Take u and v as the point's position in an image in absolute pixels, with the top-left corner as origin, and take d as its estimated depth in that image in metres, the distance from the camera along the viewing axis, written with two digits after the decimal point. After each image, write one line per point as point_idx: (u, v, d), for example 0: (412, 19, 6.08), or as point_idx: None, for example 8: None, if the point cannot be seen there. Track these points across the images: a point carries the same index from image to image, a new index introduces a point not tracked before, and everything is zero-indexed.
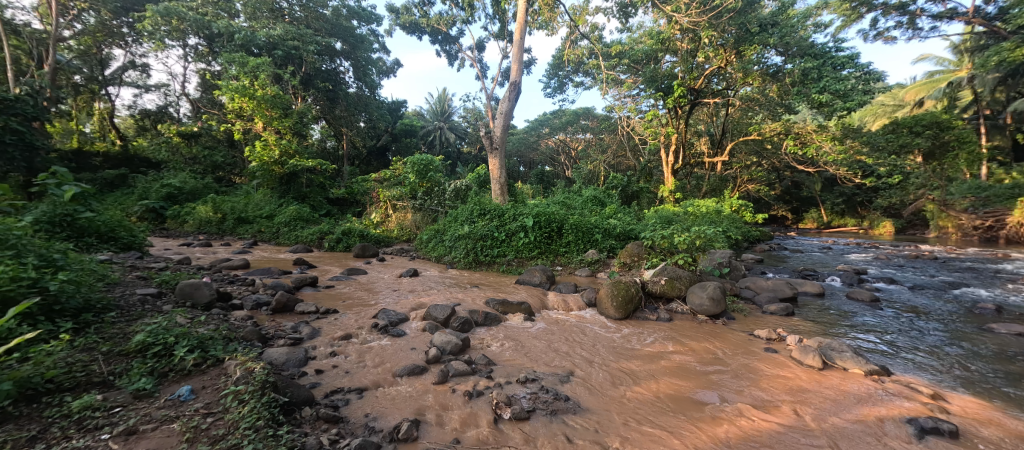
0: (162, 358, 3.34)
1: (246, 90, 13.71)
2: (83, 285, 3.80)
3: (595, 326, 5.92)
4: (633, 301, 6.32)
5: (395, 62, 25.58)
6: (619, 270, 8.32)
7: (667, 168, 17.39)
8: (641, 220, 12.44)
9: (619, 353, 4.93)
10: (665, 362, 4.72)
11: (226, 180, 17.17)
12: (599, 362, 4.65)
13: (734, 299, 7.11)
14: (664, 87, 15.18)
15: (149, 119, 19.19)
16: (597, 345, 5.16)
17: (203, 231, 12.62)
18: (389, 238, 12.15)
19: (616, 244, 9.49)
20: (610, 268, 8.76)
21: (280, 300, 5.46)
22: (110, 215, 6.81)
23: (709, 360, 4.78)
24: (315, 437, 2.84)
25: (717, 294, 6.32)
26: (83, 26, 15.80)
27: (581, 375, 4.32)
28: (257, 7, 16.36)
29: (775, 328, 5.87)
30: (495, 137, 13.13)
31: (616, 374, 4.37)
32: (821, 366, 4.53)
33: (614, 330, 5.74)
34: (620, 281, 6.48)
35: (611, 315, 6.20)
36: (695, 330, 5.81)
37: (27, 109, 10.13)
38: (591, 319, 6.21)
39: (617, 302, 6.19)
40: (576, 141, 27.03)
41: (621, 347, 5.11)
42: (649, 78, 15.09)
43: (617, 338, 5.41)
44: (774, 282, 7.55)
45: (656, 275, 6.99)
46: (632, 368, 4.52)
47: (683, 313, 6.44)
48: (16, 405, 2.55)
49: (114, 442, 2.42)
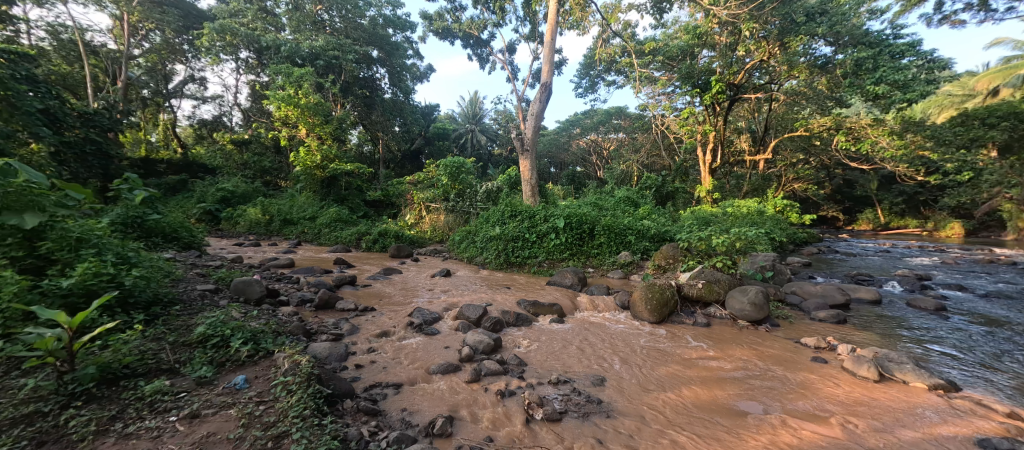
0: (220, 349, 3.62)
1: (291, 99, 14.50)
2: (153, 281, 4.18)
3: (629, 329, 5.84)
4: (668, 305, 6.19)
5: (428, 68, 26.19)
6: (654, 273, 8.16)
7: (705, 167, 16.84)
8: (676, 221, 12.10)
9: (654, 358, 4.84)
10: (702, 368, 4.60)
11: (273, 184, 18.19)
12: (633, 367, 4.58)
13: (778, 305, 6.81)
14: (701, 83, 14.25)
15: (205, 128, 20.66)
16: (632, 349, 5.09)
17: (253, 231, 13.46)
18: (423, 239, 12.46)
19: (650, 246, 9.28)
20: (644, 270, 8.62)
21: (323, 297, 5.75)
22: (173, 217, 7.41)
23: (748, 367, 4.62)
24: (357, 429, 2.99)
25: (759, 299, 6.08)
26: (150, 45, 17.20)
27: (615, 378, 4.30)
28: (301, 20, 17.17)
29: (824, 336, 5.59)
30: (527, 139, 13.17)
31: (652, 379, 4.31)
32: (877, 377, 4.26)
33: (649, 334, 5.65)
34: (654, 284, 6.36)
35: (645, 318, 6.11)
36: (734, 336, 5.62)
37: (104, 121, 11.20)
38: (624, 322, 6.13)
39: (652, 305, 6.08)
40: (608, 142, 26.59)
41: (658, 352, 5.03)
42: (684, 75, 14.16)
43: (652, 343, 5.34)
44: (823, 287, 7.19)
45: (693, 277, 6.81)
46: (668, 374, 4.44)
47: (722, 318, 6.25)
48: (100, 387, 2.84)
49: (181, 425, 2.66)
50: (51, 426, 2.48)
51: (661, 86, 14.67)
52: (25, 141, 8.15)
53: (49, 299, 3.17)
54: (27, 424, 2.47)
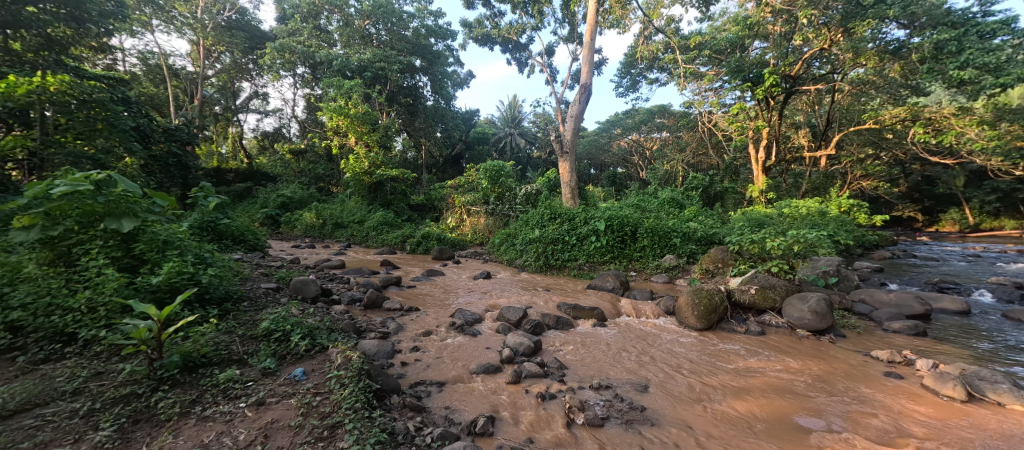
0: (282, 343, 3.93)
1: (342, 110, 15.39)
2: (225, 280, 4.61)
3: (674, 335, 5.68)
4: (717, 311, 5.95)
5: (468, 74, 26.78)
6: (701, 277, 7.89)
7: (757, 165, 15.96)
8: (725, 223, 11.56)
9: (702, 367, 4.68)
10: (754, 378, 4.40)
11: (326, 190, 19.30)
12: (680, 375, 4.46)
13: (843, 313, 6.33)
14: (753, 77, 13.47)
15: (267, 139, 22.34)
16: (678, 356, 4.95)
17: (309, 234, 14.42)
18: (464, 241, 12.73)
19: (697, 249, 8.94)
20: (690, 274, 8.32)
21: (371, 297, 6.05)
22: (241, 222, 8.12)
23: (806, 381, 4.35)
24: (404, 423, 3.14)
25: (821, 308, 5.69)
26: (221, 66, 18.94)
27: (659, 385, 4.21)
28: (351, 35, 18.13)
29: (899, 349, 5.13)
30: (566, 141, 13.17)
31: (700, 388, 4.19)
32: (963, 398, 3.88)
33: (695, 341, 5.47)
34: (702, 289, 6.15)
35: (693, 325, 5.90)
36: (792, 346, 5.31)
37: (182, 136, 12.49)
38: (669, 328, 5.97)
39: (700, 312, 5.88)
40: (652, 141, 25.80)
41: (707, 360, 4.86)
42: (733, 69, 13.40)
43: (701, 350, 5.16)
44: (897, 295, 6.61)
45: (745, 283, 6.51)
46: (717, 383, 4.29)
47: (778, 326, 5.92)
48: (183, 374, 3.16)
49: (250, 410, 2.91)
50: (144, 406, 2.79)
51: (708, 82, 14.11)
52: (121, 155, 9.26)
53: (142, 294, 3.58)
54: (125, 403, 2.78)
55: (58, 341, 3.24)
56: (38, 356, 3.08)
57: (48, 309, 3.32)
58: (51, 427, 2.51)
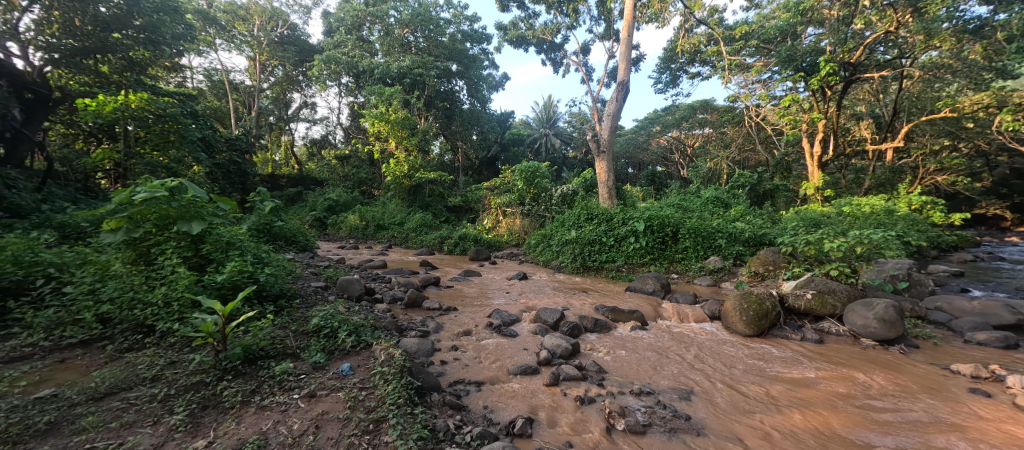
0: (330, 339, 4.15)
1: (383, 116, 16.00)
2: (279, 278, 4.93)
3: (721, 341, 5.46)
4: (768, 317, 5.66)
5: (504, 76, 27.05)
6: (750, 280, 7.53)
7: (812, 161, 15.00)
8: (776, 223, 10.92)
9: (752, 376, 4.47)
10: (810, 390, 4.14)
11: (369, 193, 20.06)
12: (727, 384, 4.28)
13: (916, 322, 5.81)
14: (806, 66, 12.68)
15: (315, 146, 23.63)
16: (725, 364, 4.75)
17: (353, 235, 15.11)
18: (501, 243, 12.85)
19: (745, 251, 8.51)
20: (737, 277, 7.95)
21: (412, 296, 6.25)
22: (292, 224, 8.66)
23: (869, 395, 4.05)
24: (444, 421, 3.22)
25: (889, 316, 5.26)
26: (274, 79, 20.27)
27: (703, 393, 4.08)
28: (391, 44, 18.80)
29: (985, 363, 4.65)
30: (603, 140, 13.02)
31: (748, 397, 4.00)
32: None
33: (743, 348, 5.23)
34: (751, 294, 5.88)
35: (741, 331, 5.65)
36: (855, 356, 4.95)
37: (240, 145, 13.51)
38: (716, 334, 5.74)
39: (749, 317, 5.61)
40: (693, 137, 24.82)
41: (757, 369, 4.65)
42: (784, 58, 12.76)
43: (749, 357, 4.94)
44: (982, 303, 5.99)
45: (800, 287, 6.15)
46: (768, 394, 4.09)
47: (838, 334, 5.54)
48: (245, 365, 3.41)
49: (303, 401, 3.09)
50: (212, 394, 3.02)
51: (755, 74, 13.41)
52: (190, 164, 10.10)
53: (209, 290, 3.92)
54: (196, 391, 3.02)
55: (139, 332, 3.59)
56: (123, 345, 3.43)
57: (131, 302, 3.70)
58: (135, 410, 2.78)
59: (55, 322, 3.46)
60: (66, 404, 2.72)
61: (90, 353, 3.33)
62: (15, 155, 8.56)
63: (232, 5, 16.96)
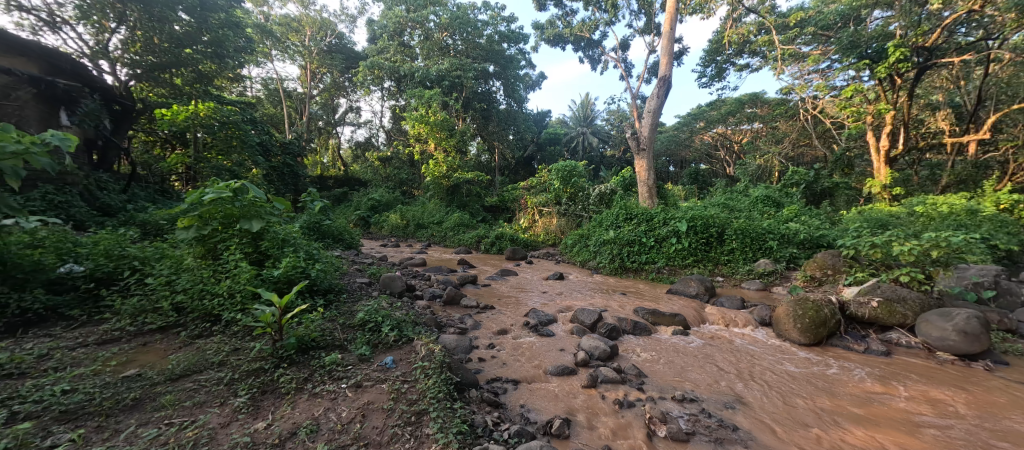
0: (375, 332, 4.35)
1: (423, 118, 16.47)
2: (328, 274, 5.25)
3: (772, 349, 5.21)
4: (827, 325, 5.31)
5: (540, 76, 27.06)
6: (805, 285, 7.08)
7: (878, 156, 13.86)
8: (836, 224, 10.16)
9: (806, 387, 4.23)
10: (873, 406, 3.86)
11: (409, 193, 20.65)
12: (778, 395, 4.08)
13: (1003, 336, 5.24)
14: (871, 53, 11.74)
15: (360, 149, 24.74)
16: (778, 374, 4.52)
17: (394, 234, 15.67)
18: (537, 242, 12.87)
19: (799, 253, 7.99)
20: (790, 282, 7.51)
21: (451, 294, 6.41)
22: (339, 223, 9.12)
23: (942, 415, 3.72)
24: (482, 417, 3.29)
25: (971, 328, 4.79)
26: (323, 85, 21.41)
27: (752, 403, 3.91)
28: (431, 48, 19.31)
29: None
30: (643, 137, 12.71)
31: (804, 410, 3.80)
32: None
33: (795, 357, 4.96)
34: (806, 300, 5.55)
35: (796, 339, 5.34)
36: (926, 370, 4.56)
37: (293, 149, 14.40)
38: (767, 342, 5.46)
39: (804, 324, 5.30)
40: (741, 133, 23.60)
41: (812, 380, 4.39)
42: (845, 45, 11.98)
43: (804, 368, 4.66)
44: None
45: (863, 294, 5.74)
46: (826, 408, 3.85)
47: (908, 347, 5.11)
48: (299, 354, 3.65)
49: (350, 391, 3.26)
50: (270, 380, 3.26)
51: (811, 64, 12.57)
52: (249, 167, 10.86)
53: (267, 284, 4.23)
54: (256, 376, 3.27)
55: (207, 320, 3.93)
56: (194, 332, 3.77)
57: (201, 293, 4.06)
58: (205, 390, 3.05)
59: (139, 309, 3.86)
60: (148, 383, 3.03)
61: (166, 338, 3.68)
62: (105, 162, 9.91)
63: (286, 18, 18.10)
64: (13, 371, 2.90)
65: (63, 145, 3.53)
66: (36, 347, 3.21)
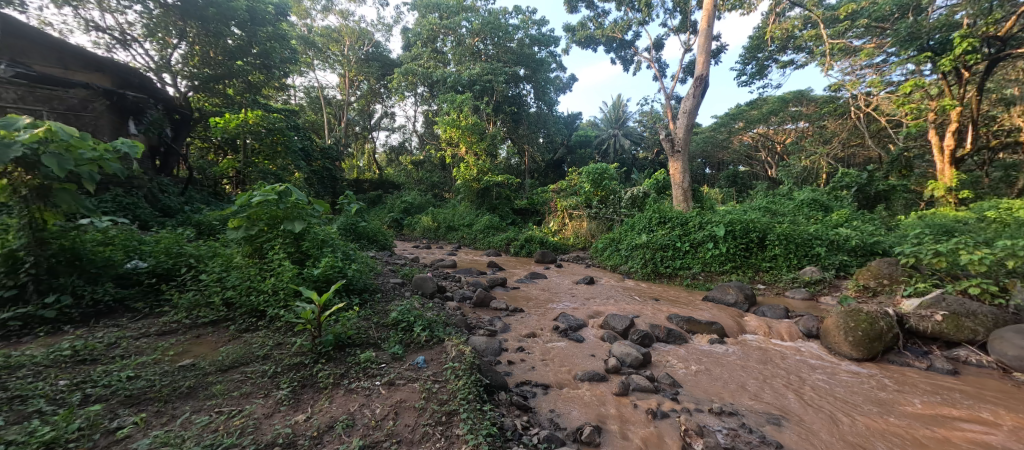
0: (407, 332, 4.47)
1: (455, 122, 16.77)
2: (363, 274, 5.45)
3: (819, 363, 4.93)
4: (882, 339, 4.96)
5: (571, 78, 26.95)
6: (857, 296, 6.65)
7: (941, 156, 12.87)
8: (892, 230, 9.49)
9: (857, 405, 3.98)
10: (935, 429, 3.58)
11: (440, 196, 21.06)
12: (826, 412, 3.86)
13: None
14: (935, 44, 11.02)
15: (394, 153, 25.48)
16: (825, 390, 4.27)
17: (426, 236, 16.03)
18: (566, 246, 12.80)
19: (850, 261, 7.52)
20: (840, 292, 7.06)
21: (480, 296, 6.48)
22: (374, 225, 9.43)
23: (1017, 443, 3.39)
24: (512, 420, 3.31)
25: None
26: (360, 92, 22.23)
27: (795, 420, 3.72)
28: (463, 53, 19.62)
29: None
30: (677, 139, 12.41)
31: (855, 430, 3.58)
32: None
33: (846, 373, 4.67)
34: (858, 311, 5.22)
35: (847, 353, 5.02)
36: (998, 392, 4.18)
37: (332, 153, 15.04)
38: (815, 355, 5.18)
39: (856, 338, 4.98)
40: (784, 132, 22.55)
41: (864, 397, 4.13)
42: (903, 38, 11.21)
43: (856, 385, 4.39)
44: None
45: (925, 307, 5.32)
46: (881, 428, 3.61)
47: (976, 366, 4.71)
48: (336, 350, 3.81)
49: (384, 388, 3.37)
50: (309, 374, 3.41)
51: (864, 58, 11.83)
52: (292, 171, 11.40)
53: (307, 282, 4.44)
54: (297, 370, 3.44)
55: (253, 315, 4.16)
56: (242, 326, 4.01)
57: (248, 290, 4.31)
58: (251, 382, 3.23)
59: (193, 304, 4.15)
60: (202, 373, 3.25)
61: (217, 331, 3.94)
62: (167, 167, 10.60)
63: (327, 29, 18.92)
64: (87, 357, 3.18)
65: (131, 153, 3.81)
66: (105, 336, 3.51)
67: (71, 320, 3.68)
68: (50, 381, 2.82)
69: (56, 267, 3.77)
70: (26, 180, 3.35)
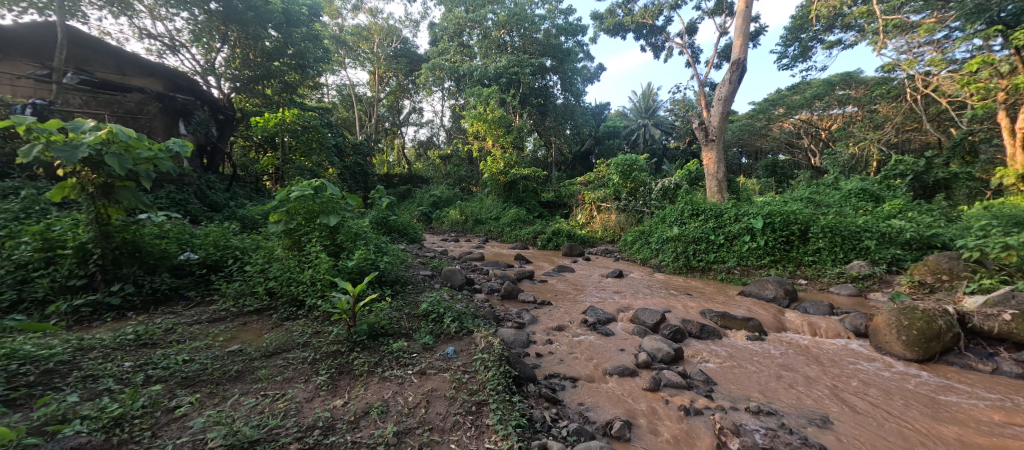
0: (437, 323, 4.58)
1: (482, 116, 16.86)
2: (395, 266, 5.63)
3: (868, 363, 4.69)
4: (940, 339, 4.66)
5: (599, 68, 26.46)
6: (911, 293, 6.25)
7: (1012, 140, 11.80)
8: (952, 221, 8.83)
9: (909, 409, 3.77)
10: (1001, 438, 3.34)
11: (468, 189, 21.25)
12: (874, 416, 3.68)
13: None
14: (1008, 14, 10.30)
15: (422, 147, 25.91)
16: (873, 392, 4.06)
17: (454, 229, 16.28)
18: (594, 239, 12.67)
19: (904, 255, 7.08)
20: (892, 288, 6.66)
21: (508, 288, 6.54)
22: (404, 219, 9.67)
23: None
24: (541, 412, 3.34)
25: None
26: (390, 88, 22.69)
27: (839, 421, 3.58)
28: (489, 46, 19.59)
29: None
30: (711, 127, 11.99)
31: (905, 435, 3.40)
32: None
33: (897, 375, 4.43)
34: (912, 308, 4.92)
35: (901, 354, 4.76)
36: None
37: (363, 149, 15.45)
38: (863, 355, 4.93)
39: (910, 338, 4.70)
40: (828, 118, 21.31)
41: (918, 401, 3.90)
42: (970, 10, 10.45)
43: (909, 388, 4.15)
44: None
45: (989, 305, 4.96)
46: (936, 434, 3.41)
47: None
48: (370, 339, 3.96)
49: (416, 377, 3.49)
50: (346, 362, 3.57)
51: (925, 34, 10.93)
52: (327, 167, 11.80)
53: (343, 274, 4.63)
54: (334, 358, 3.60)
55: (294, 304, 4.38)
56: (283, 315, 4.22)
57: (289, 281, 4.53)
58: (292, 368, 3.41)
59: (239, 294, 4.41)
60: (248, 357, 3.46)
61: (261, 319, 4.18)
62: (213, 165, 11.16)
63: (358, 28, 19.40)
64: (148, 341, 3.45)
65: (181, 151, 4.05)
66: (163, 322, 3.80)
67: (133, 307, 3.99)
68: (118, 362, 3.08)
69: (120, 258, 4.10)
70: (92, 178, 3.68)
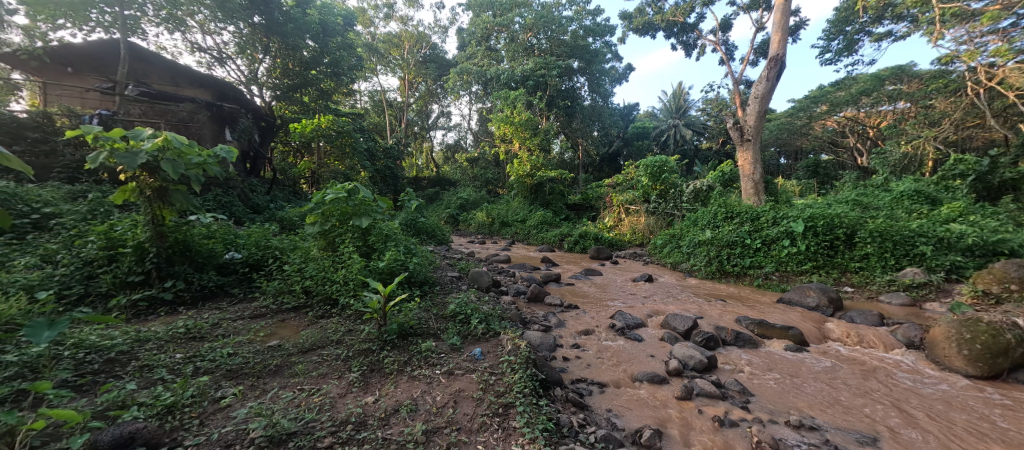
0: (464, 324, 4.65)
1: (508, 118, 16.95)
2: (424, 268, 5.75)
3: (923, 379, 4.40)
4: (1006, 354, 4.31)
5: (627, 68, 26.08)
6: (972, 304, 5.81)
7: None
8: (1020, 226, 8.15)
9: (970, 430, 3.51)
10: None
11: (495, 192, 21.38)
12: (928, 435, 3.44)
13: None
14: None
15: (450, 151, 26.30)
16: (927, 410, 3.81)
17: (481, 231, 16.43)
18: (622, 242, 12.48)
19: (964, 262, 6.58)
20: (951, 298, 6.23)
21: (534, 291, 6.54)
22: (433, 221, 9.86)
23: None
24: (568, 417, 3.32)
25: None
26: (419, 93, 23.19)
27: (890, 440, 3.37)
28: (516, 50, 19.70)
29: None
30: (747, 127, 11.59)
31: None
32: None
33: (956, 392, 4.13)
34: (974, 320, 4.58)
35: (962, 369, 4.43)
36: None
37: (393, 153, 15.83)
38: (919, 369, 4.62)
39: (973, 352, 4.38)
40: (875, 116, 20.14)
41: (980, 421, 3.63)
42: None
43: (970, 407, 3.86)
44: None
45: None
46: None
47: None
48: (399, 339, 4.06)
49: (444, 377, 3.56)
50: (377, 360, 3.67)
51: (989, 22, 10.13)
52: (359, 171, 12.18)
53: (374, 275, 4.77)
54: (365, 356, 3.71)
55: (328, 303, 4.55)
56: (318, 313, 4.40)
57: (324, 280, 4.72)
58: (326, 364, 3.55)
59: (278, 292, 4.62)
60: (287, 353, 3.63)
61: (298, 316, 4.36)
62: (255, 169, 11.62)
63: (389, 35, 19.98)
64: (196, 335, 3.67)
65: (227, 157, 4.28)
66: (210, 317, 4.03)
67: (183, 302, 4.26)
68: (170, 353, 3.30)
69: (172, 256, 4.39)
70: (150, 182, 3.96)
